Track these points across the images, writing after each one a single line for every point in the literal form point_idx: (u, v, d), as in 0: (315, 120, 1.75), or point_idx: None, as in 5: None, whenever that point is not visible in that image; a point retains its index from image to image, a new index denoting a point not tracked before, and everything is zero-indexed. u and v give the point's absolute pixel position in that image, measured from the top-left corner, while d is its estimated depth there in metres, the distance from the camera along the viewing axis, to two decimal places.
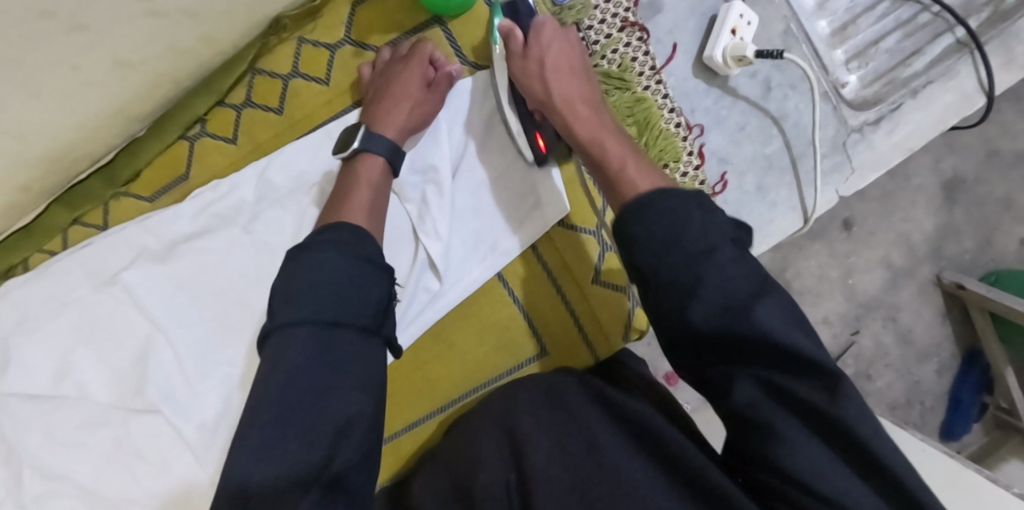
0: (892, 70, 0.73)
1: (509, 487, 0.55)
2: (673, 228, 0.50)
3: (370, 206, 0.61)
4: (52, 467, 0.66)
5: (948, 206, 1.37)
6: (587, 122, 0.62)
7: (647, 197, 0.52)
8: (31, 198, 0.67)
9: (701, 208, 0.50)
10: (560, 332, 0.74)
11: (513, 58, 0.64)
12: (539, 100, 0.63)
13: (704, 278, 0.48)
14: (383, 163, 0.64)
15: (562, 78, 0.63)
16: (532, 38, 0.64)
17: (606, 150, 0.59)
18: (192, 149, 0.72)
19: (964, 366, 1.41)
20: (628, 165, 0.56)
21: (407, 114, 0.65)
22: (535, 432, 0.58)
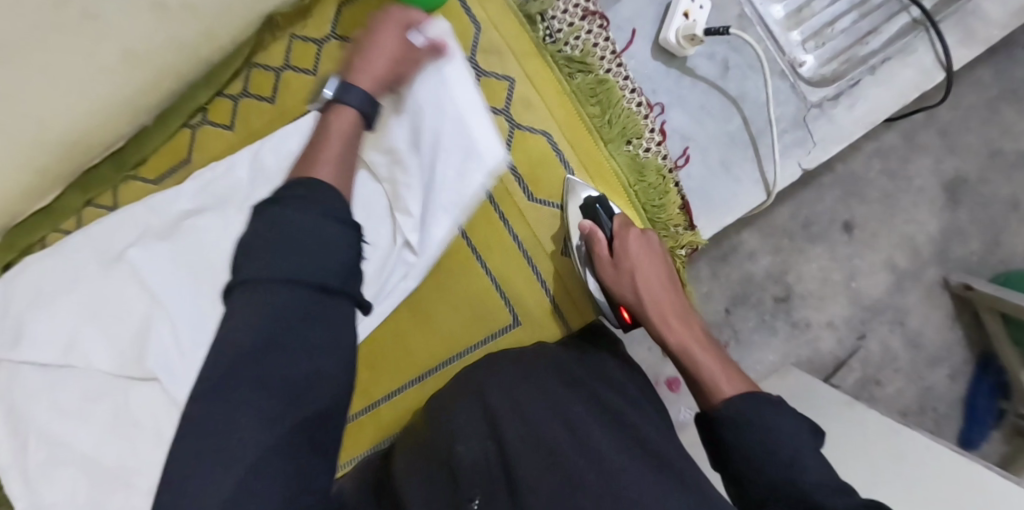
0: (848, 48, 0.76)
1: (487, 453, 0.61)
2: (765, 427, 0.54)
3: (342, 159, 0.52)
4: (57, 436, 0.76)
5: (952, 207, 1.36)
6: (680, 332, 0.65)
7: (743, 404, 0.56)
8: (48, 180, 0.74)
9: (789, 413, 0.54)
10: (534, 307, 0.76)
11: (603, 267, 0.69)
12: (630, 306, 0.69)
13: (785, 450, 0.52)
14: (355, 114, 0.55)
15: (653, 287, 0.67)
16: (621, 249, 0.68)
17: (695, 359, 0.63)
18: (195, 136, 0.79)
19: (979, 372, 1.37)
20: (721, 382, 0.60)
21: (384, 69, 0.58)
22: (507, 402, 0.64)
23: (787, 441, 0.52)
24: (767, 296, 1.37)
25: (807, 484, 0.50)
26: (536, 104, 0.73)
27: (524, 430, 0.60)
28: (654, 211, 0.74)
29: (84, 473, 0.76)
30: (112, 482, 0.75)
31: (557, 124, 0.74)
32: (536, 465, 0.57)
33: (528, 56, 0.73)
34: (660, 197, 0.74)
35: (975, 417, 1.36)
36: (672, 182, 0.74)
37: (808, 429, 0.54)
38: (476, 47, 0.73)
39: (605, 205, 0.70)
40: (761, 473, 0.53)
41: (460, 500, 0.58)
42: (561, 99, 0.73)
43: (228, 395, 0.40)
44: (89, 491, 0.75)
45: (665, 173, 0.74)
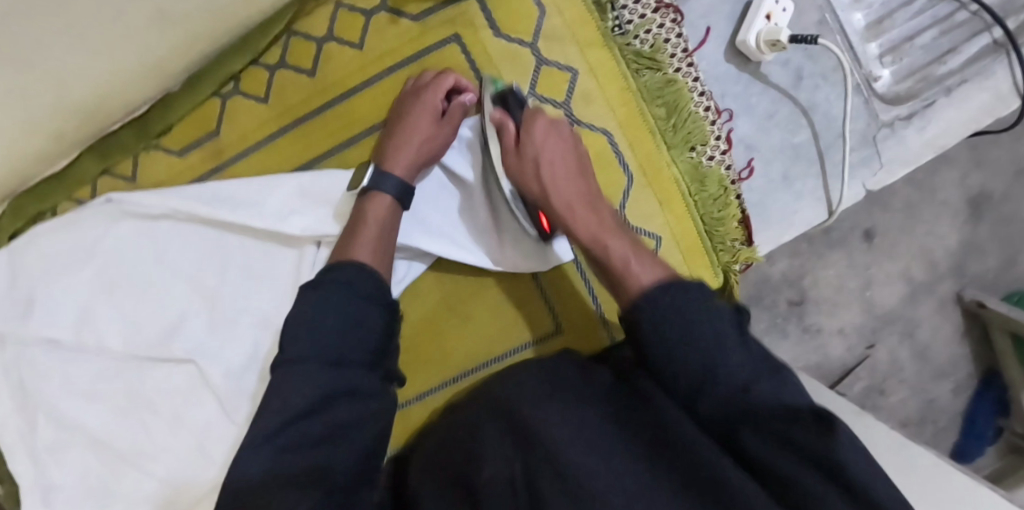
0: (925, 67, 0.74)
1: (513, 483, 0.53)
2: (682, 317, 0.56)
3: (378, 246, 0.62)
4: (61, 414, 0.72)
5: (973, 222, 1.35)
6: (595, 223, 0.64)
7: (655, 294, 0.57)
8: (64, 147, 0.68)
9: (698, 294, 0.56)
10: (576, 312, 0.74)
11: (508, 158, 0.65)
12: (538, 201, 0.65)
13: (705, 355, 0.54)
14: (391, 201, 0.64)
15: (564, 183, 0.64)
16: (527, 136, 0.64)
17: (610, 251, 0.62)
18: (223, 107, 0.72)
19: (981, 387, 1.39)
20: (630, 266, 0.61)
21: (417, 157, 0.66)
22: (545, 428, 0.55)
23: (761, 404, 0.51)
24: (781, 299, 1.34)
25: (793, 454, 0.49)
26: (598, 101, 0.69)
27: (552, 438, 0.54)
28: (712, 224, 0.71)
29: (91, 454, 0.73)
30: (117, 467, 0.73)
31: (619, 123, 0.70)
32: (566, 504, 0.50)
33: (594, 48, 0.69)
34: (721, 209, 0.72)
35: (975, 429, 1.39)
36: (734, 195, 0.72)
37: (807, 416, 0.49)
38: (537, 35, 0.69)
39: (516, 98, 0.66)
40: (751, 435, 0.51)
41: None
42: (625, 97, 0.69)
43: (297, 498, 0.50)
44: (95, 474, 0.73)
45: (727, 185, 0.72)
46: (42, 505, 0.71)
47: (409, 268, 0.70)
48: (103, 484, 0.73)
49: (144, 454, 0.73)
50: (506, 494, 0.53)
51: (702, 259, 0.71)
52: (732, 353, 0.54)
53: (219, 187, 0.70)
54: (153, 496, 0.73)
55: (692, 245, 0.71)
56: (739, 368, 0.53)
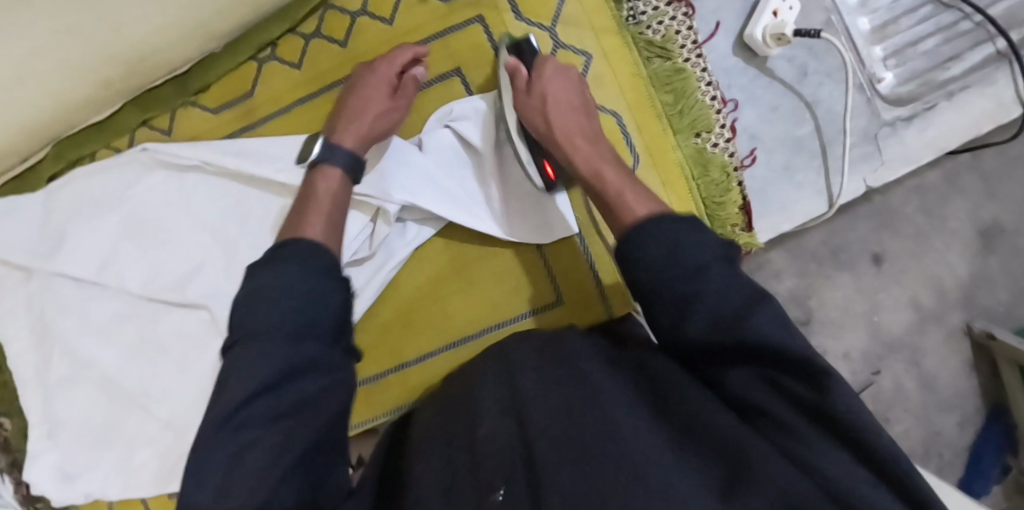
0: (928, 71, 0.77)
1: (510, 442, 0.52)
2: (713, 323, 0.52)
3: (328, 220, 0.65)
4: (81, 351, 0.77)
5: (984, 254, 1.35)
6: (588, 153, 0.67)
7: (645, 222, 0.59)
8: (109, 96, 0.74)
9: (704, 238, 0.56)
10: (576, 284, 0.76)
11: (529, 115, 0.69)
12: (541, 134, 0.69)
13: (702, 302, 0.53)
14: (342, 173, 0.68)
15: (563, 112, 0.68)
16: (538, 80, 0.69)
17: (604, 181, 0.65)
18: (259, 71, 0.77)
19: (988, 422, 1.36)
20: (625, 196, 0.62)
21: (365, 130, 0.70)
22: (531, 391, 0.56)
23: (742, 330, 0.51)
24: (786, 317, 1.35)
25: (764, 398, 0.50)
26: (610, 84, 0.74)
27: (546, 400, 0.54)
28: (713, 208, 0.75)
29: (101, 390, 0.78)
30: (130, 404, 0.78)
31: (628, 106, 0.74)
32: (556, 446, 0.48)
33: (608, 35, 0.73)
34: (721, 194, 0.75)
35: (980, 465, 1.35)
36: (735, 181, 0.75)
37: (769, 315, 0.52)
38: (555, 20, 0.74)
39: (532, 45, 0.71)
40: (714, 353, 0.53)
41: (482, 490, 0.49)
42: (635, 82, 0.74)
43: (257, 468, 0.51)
44: (106, 409, 0.78)
45: (729, 171, 0.75)
46: (48, 437, 0.77)
47: (418, 230, 0.74)
48: (107, 419, 0.78)
49: (150, 395, 0.78)
50: (503, 449, 0.52)
51: None
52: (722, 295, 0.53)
53: (250, 144, 0.76)
54: (157, 435, 0.78)
55: None
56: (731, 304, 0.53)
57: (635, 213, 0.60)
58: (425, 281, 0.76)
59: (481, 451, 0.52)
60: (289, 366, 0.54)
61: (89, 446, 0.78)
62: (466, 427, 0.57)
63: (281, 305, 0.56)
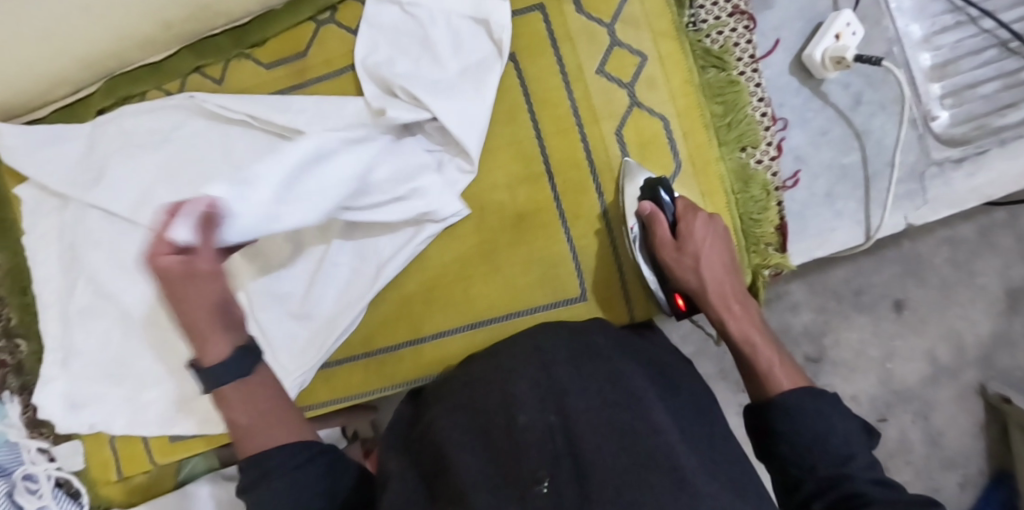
0: (984, 116, 0.77)
1: (550, 429, 0.55)
2: (817, 419, 0.57)
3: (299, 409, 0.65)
4: (105, 283, 0.78)
5: (1010, 315, 1.33)
6: (740, 322, 0.68)
7: (803, 399, 0.59)
8: (169, 37, 0.76)
9: (842, 408, 0.58)
10: (603, 282, 0.76)
11: (667, 253, 0.70)
12: (689, 289, 0.70)
13: (827, 432, 0.57)
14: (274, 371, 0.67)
15: (714, 272, 0.69)
16: (686, 232, 0.69)
17: (757, 350, 0.65)
18: (316, 32, 0.78)
19: (990, 487, 1.33)
20: (774, 372, 0.63)
21: (215, 340, 0.65)
22: (567, 384, 0.59)
23: (829, 432, 0.56)
24: (798, 352, 1.33)
25: (822, 473, 0.55)
26: (662, 88, 0.74)
27: (583, 400, 0.57)
28: (750, 223, 0.75)
29: (119, 325, 0.79)
30: (145, 343, 0.79)
31: (676, 112, 0.74)
32: (605, 448, 0.52)
33: (666, 39, 0.74)
34: (760, 211, 0.75)
35: None
36: (775, 200, 0.75)
37: (859, 426, 0.58)
38: (616, 17, 0.74)
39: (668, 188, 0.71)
40: (788, 441, 0.58)
41: (527, 478, 0.52)
42: (687, 88, 0.74)
43: None
44: (122, 344, 0.79)
45: (770, 190, 0.75)
46: (61, 364, 0.79)
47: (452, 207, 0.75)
48: (121, 355, 0.79)
49: (168, 335, 0.79)
50: (544, 438, 0.55)
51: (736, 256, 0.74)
52: (843, 423, 0.58)
53: (298, 102, 0.76)
54: (168, 376, 0.79)
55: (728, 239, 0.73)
56: (845, 431, 0.57)
57: (784, 386, 0.61)
58: (449, 258, 0.76)
59: (523, 441, 0.55)
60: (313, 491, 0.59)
61: (99, 379, 0.79)
62: (497, 413, 0.59)
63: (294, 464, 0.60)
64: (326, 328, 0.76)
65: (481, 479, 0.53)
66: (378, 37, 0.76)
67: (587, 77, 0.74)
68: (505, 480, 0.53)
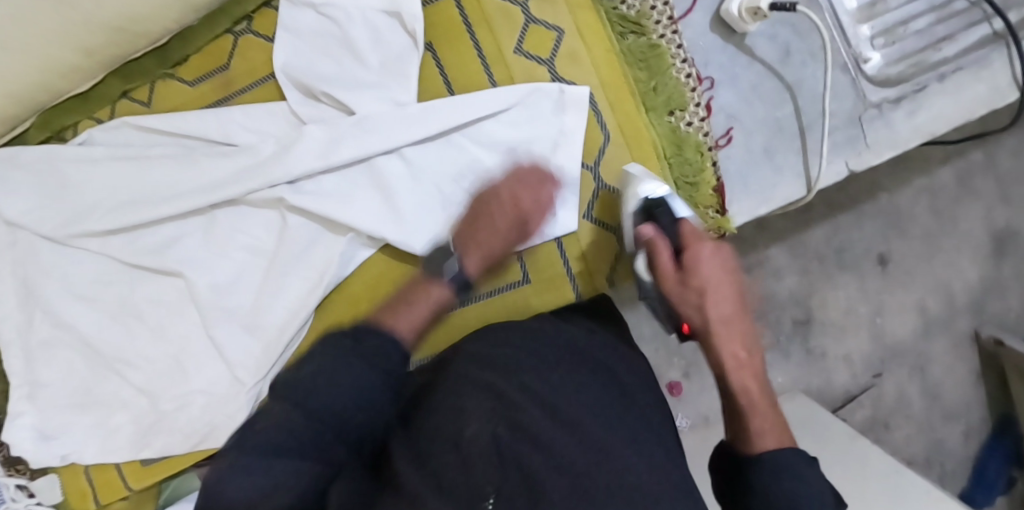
0: (920, 52, 0.77)
1: (495, 442, 0.54)
2: (797, 477, 0.54)
3: (419, 323, 0.63)
4: (60, 313, 0.79)
5: (996, 258, 1.30)
6: (741, 368, 0.63)
7: (787, 457, 0.55)
8: (93, 65, 0.75)
9: (813, 469, 0.55)
10: (545, 262, 0.76)
11: (669, 286, 0.67)
12: (692, 324, 0.66)
13: (795, 487, 0.53)
14: (446, 295, 0.66)
15: (722, 311, 0.65)
16: (692, 265, 0.66)
17: (750, 399, 0.61)
18: (235, 43, 0.78)
19: (994, 434, 1.31)
20: (763, 428, 0.58)
21: (414, 319, 0.62)
22: (529, 395, 0.58)
23: (802, 491, 0.53)
24: (785, 318, 1.31)
25: None
26: (584, 58, 0.74)
27: (539, 409, 0.56)
28: (686, 187, 0.75)
29: (80, 356, 0.80)
30: (107, 369, 0.79)
31: (601, 82, 0.74)
32: (553, 470, 0.50)
33: (582, 10, 0.73)
34: (695, 174, 0.75)
35: (985, 477, 1.29)
36: (709, 161, 0.75)
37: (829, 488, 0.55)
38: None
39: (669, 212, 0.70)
40: (759, 493, 0.54)
41: (474, 496, 0.51)
42: (608, 57, 0.74)
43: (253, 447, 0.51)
44: (84, 373, 0.80)
45: (704, 151, 0.74)
46: (29, 398, 0.79)
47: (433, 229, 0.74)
48: (86, 384, 0.80)
49: (126, 358, 0.79)
50: (488, 451, 0.53)
51: None
52: (806, 477, 0.55)
53: (228, 114, 0.76)
54: (134, 400, 0.80)
55: None
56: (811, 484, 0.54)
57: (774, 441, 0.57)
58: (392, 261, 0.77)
59: (465, 453, 0.53)
60: (341, 384, 0.54)
61: (68, 410, 0.79)
62: (449, 414, 0.58)
63: (343, 358, 0.55)
64: (276, 337, 0.76)
65: (421, 489, 0.52)
66: (295, 40, 0.75)
67: (507, 57, 0.74)
68: (452, 493, 0.51)
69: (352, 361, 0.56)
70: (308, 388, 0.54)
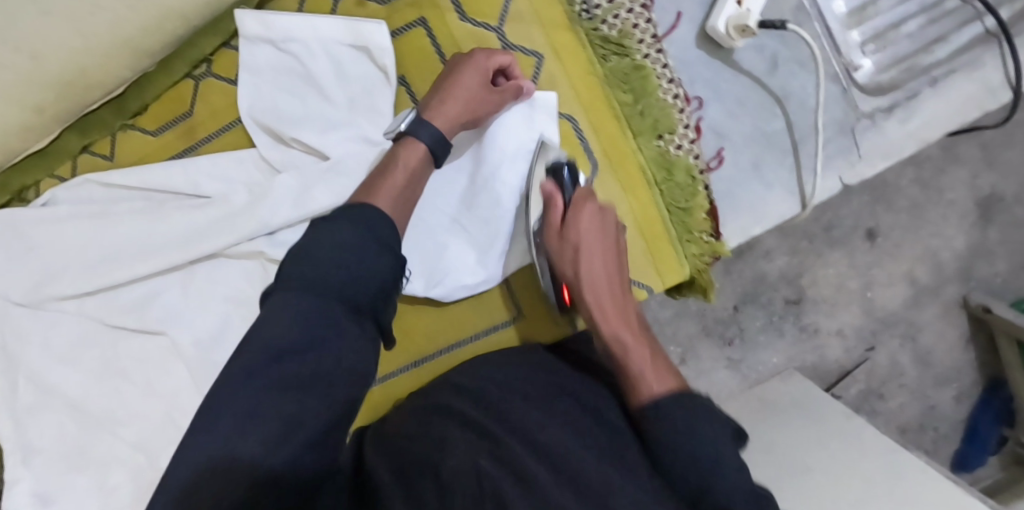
0: (911, 56, 0.78)
1: (477, 470, 0.53)
2: (686, 429, 0.55)
3: (402, 191, 0.62)
4: (46, 378, 0.76)
5: (983, 224, 1.30)
6: (618, 325, 0.65)
7: (669, 400, 0.58)
8: (45, 121, 0.70)
9: (708, 413, 0.57)
10: (538, 298, 0.74)
11: (549, 235, 0.69)
12: (568, 281, 0.68)
13: (692, 442, 0.55)
14: (424, 149, 0.63)
15: (594, 273, 0.67)
16: (571, 221, 0.67)
17: (630, 354, 0.63)
18: (196, 88, 0.74)
19: (985, 395, 1.34)
20: (647, 375, 0.61)
21: (395, 191, 0.61)
22: (513, 426, 0.58)
23: (696, 434, 0.55)
24: (777, 298, 1.30)
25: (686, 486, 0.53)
26: (564, 85, 0.70)
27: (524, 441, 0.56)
28: (678, 212, 0.72)
29: (70, 418, 0.76)
30: (97, 429, 0.76)
31: (584, 107, 0.70)
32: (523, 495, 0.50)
33: (559, 31, 0.69)
34: (687, 198, 0.73)
35: (976, 438, 1.33)
36: (701, 184, 0.73)
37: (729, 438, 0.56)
38: (502, 18, 0.69)
39: (569, 169, 0.68)
40: (665, 446, 0.55)
41: None
42: (589, 81, 0.70)
43: (229, 404, 0.49)
44: (76, 436, 0.76)
45: (695, 174, 0.73)
46: (23, 464, 0.74)
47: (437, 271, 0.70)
48: (80, 445, 0.76)
49: (117, 420, 0.77)
50: (472, 482, 0.52)
51: (669, 250, 0.72)
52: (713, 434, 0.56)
53: (195, 164, 0.73)
54: (130, 461, 0.76)
55: (656, 232, 0.72)
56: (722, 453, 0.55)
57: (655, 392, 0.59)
58: None
59: (442, 481, 0.52)
60: (315, 336, 0.52)
61: (60, 474, 0.75)
62: (434, 448, 0.57)
63: (300, 301, 0.52)
64: None
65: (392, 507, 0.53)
66: (258, 81, 0.70)
67: None
68: None
69: (291, 305, 0.52)
70: (280, 351, 0.51)
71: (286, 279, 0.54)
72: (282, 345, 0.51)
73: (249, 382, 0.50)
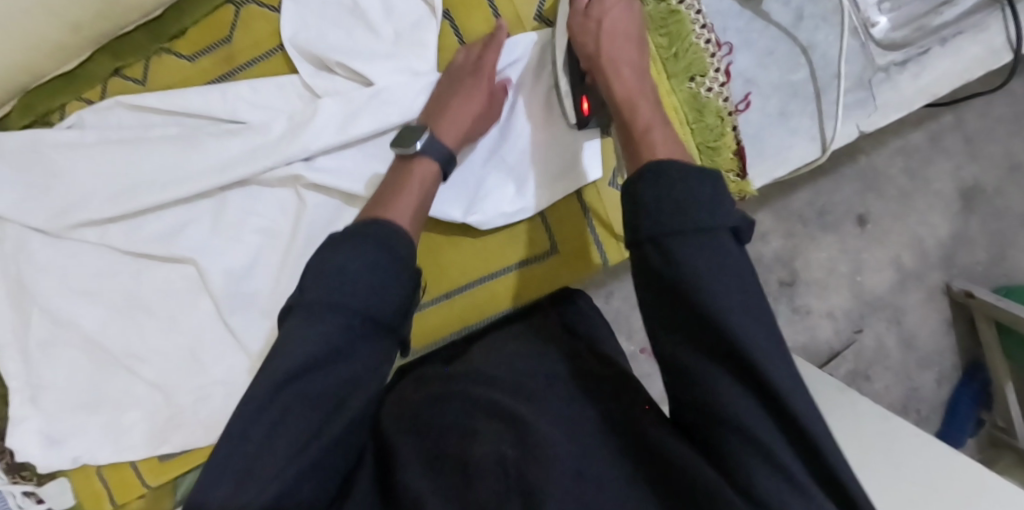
0: (922, 16, 0.85)
1: (502, 459, 0.50)
2: (689, 192, 0.49)
3: (417, 210, 0.61)
4: (61, 311, 0.74)
5: (965, 213, 1.37)
6: (626, 81, 0.65)
7: (669, 166, 0.52)
8: (80, 41, 0.71)
9: (743, 291, 0.46)
10: (572, 233, 0.79)
11: (574, 17, 0.69)
12: (586, 54, 0.67)
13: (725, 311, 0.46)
14: (437, 169, 0.65)
15: (614, 58, 0.66)
16: (598, 0, 0.68)
17: (637, 118, 0.62)
18: (238, 15, 0.74)
19: (966, 378, 1.38)
20: (655, 124, 0.58)
21: (412, 209, 0.61)
22: (544, 429, 0.52)
23: (722, 275, 0.47)
24: (772, 279, 1.34)
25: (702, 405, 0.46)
26: None
27: (553, 439, 0.51)
28: (708, 151, 0.79)
29: (86, 355, 0.76)
30: (114, 366, 0.76)
31: None
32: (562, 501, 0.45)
33: None
34: (716, 138, 0.79)
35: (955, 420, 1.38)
36: (730, 125, 0.79)
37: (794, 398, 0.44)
38: None
39: None
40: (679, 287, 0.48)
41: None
42: None
43: (241, 415, 0.46)
44: (91, 371, 0.76)
45: (724, 116, 0.78)
46: (31, 401, 0.74)
47: (478, 202, 0.73)
48: (91, 383, 0.76)
49: (135, 355, 0.76)
50: (494, 473, 0.49)
51: None
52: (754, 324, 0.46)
53: (235, 89, 0.73)
54: (147, 397, 0.76)
55: None
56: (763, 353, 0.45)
57: (658, 155, 0.55)
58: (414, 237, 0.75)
59: (473, 476, 0.49)
60: (336, 343, 0.48)
61: (74, 411, 0.75)
62: (455, 439, 0.53)
63: (340, 277, 0.50)
64: None
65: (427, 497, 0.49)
66: (306, 10, 0.72)
67: (527, 25, 0.73)
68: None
69: (314, 322, 0.49)
70: (302, 362, 0.47)
71: (305, 301, 0.50)
72: (318, 351, 0.48)
73: (264, 398, 0.46)
